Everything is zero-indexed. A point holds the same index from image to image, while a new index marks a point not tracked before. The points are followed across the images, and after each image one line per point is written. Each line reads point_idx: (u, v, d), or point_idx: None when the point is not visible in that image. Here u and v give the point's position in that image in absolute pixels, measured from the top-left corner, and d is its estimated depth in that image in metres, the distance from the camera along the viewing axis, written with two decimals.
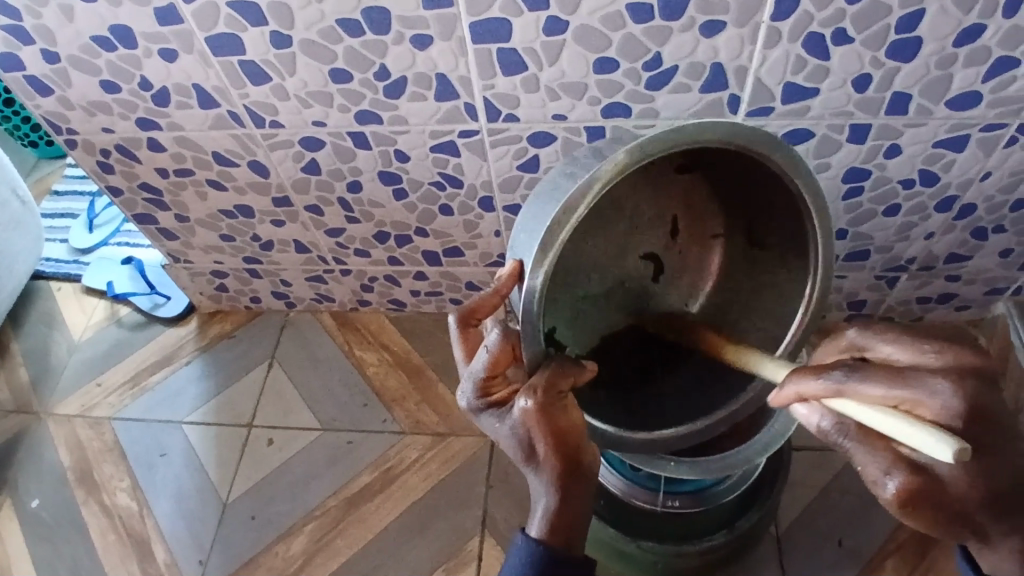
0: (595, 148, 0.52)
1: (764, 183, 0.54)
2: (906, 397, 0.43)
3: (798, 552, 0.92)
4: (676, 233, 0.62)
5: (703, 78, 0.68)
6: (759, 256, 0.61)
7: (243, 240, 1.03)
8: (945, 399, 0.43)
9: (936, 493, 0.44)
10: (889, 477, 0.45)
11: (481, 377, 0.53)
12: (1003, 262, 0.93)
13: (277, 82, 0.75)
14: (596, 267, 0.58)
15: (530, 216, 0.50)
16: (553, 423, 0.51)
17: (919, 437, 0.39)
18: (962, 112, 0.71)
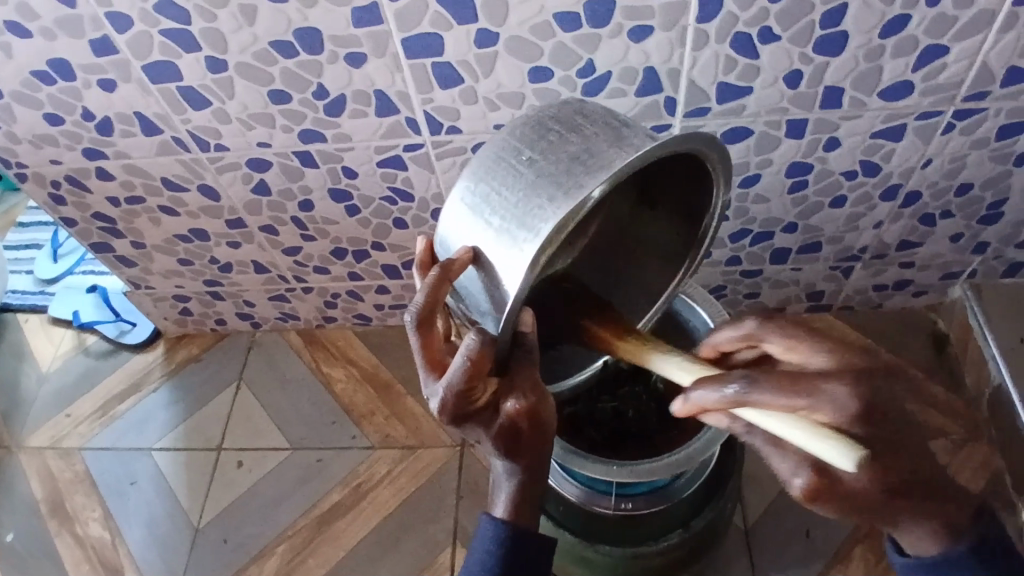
0: (542, 126, 0.51)
1: (694, 172, 0.55)
2: (803, 404, 0.44)
3: (766, 543, 0.93)
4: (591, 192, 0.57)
5: (638, 82, 0.69)
6: (671, 220, 0.60)
7: (201, 263, 1.03)
8: (841, 402, 0.43)
9: (843, 492, 0.45)
10: (797, 474, 0.46)
11: (462, 386, 0.47)
12: (954, 247, 0.94)
13: (217, 106, 0.75)
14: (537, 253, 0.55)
15: (483, 204, 0.49)
16: (535, 412, 0.51)
17: (825, 448, 0.42)
18: (896, 102, 0.72)
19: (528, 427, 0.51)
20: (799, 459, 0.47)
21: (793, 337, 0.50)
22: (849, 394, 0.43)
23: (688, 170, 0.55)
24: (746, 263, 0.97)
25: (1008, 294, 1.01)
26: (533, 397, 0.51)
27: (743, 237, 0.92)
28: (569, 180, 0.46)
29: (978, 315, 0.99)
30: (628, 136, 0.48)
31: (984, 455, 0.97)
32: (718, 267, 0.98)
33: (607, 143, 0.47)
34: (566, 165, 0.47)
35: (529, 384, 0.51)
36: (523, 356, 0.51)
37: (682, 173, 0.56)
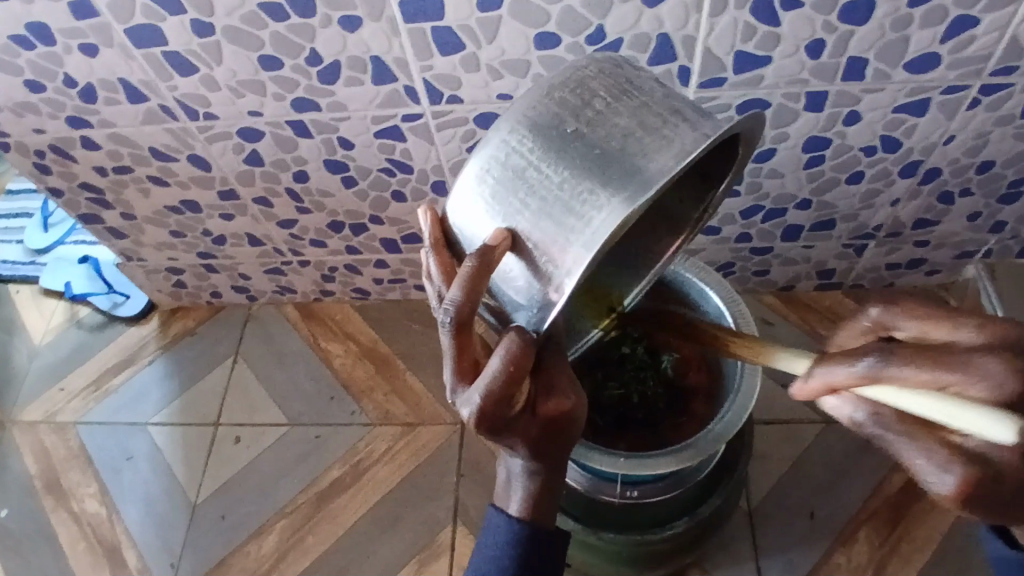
0: (582, 93, 0.45)
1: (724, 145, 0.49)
2: (951, 380, 0.36)
3: (770, 525, 0.92)
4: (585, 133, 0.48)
5: (650, 50, 0.65)
6: (696, 187, 0.54)
7: (194, 235, 1.00)
8: (999, 375, 0.35)
9: (1001, 483, 0.37)
10: (938, 472, 0.38)
11: (502, 394, 0.45)
12: (972, 226, 0.91)
13: (205, 72, 0.71)
14: None
15: (516, 182, 0.44)
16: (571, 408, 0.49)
17: (969, 414, 0.34)
18: (920, 75, 0.69)
19: (567, 426, 0.50)
20: (944, 450, 0.38)
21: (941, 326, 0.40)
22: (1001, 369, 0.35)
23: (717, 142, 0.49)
24: (757, 240, 0.94)
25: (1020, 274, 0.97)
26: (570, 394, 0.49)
27: (755, 214, 0.89)
28: (626, 169, 0.42)
29: (992, 294, 0.95)
30: (682, 112, 0.44)
31: None
32: (727, 244, 0.95)
33: (660, 122, 0.43)
34: (619, 150, 0.43)
35: (568, 383, 0.49)
36: (553, 350, 0.50)
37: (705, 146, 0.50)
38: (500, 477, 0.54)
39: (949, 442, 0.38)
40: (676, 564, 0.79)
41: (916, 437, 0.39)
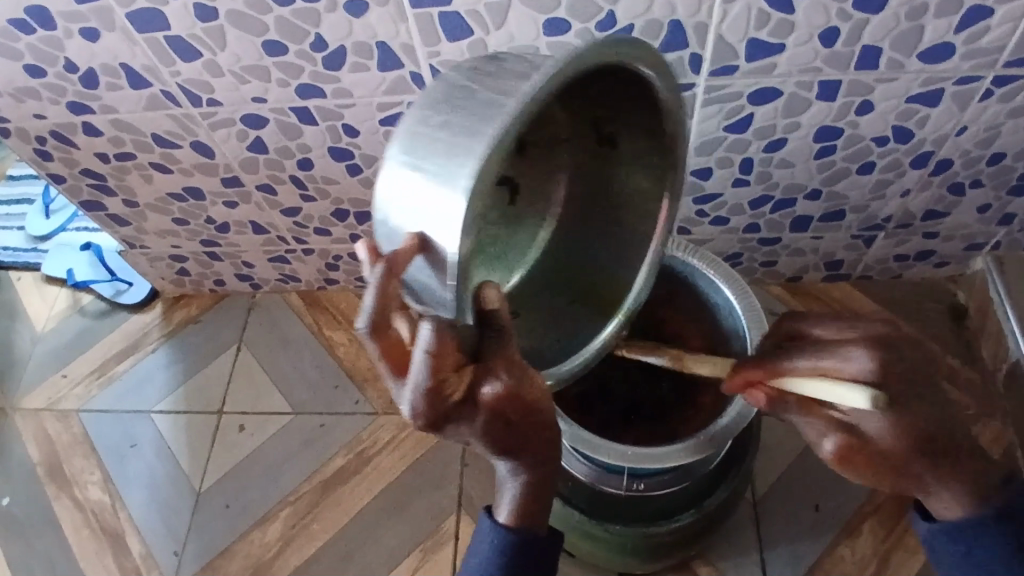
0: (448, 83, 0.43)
1: (627, 81, 0.46)
2: (828, 366, 0.53)
3: (775, 517, 0.92)
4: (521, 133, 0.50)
5: (661, 37, 0.64)
6: (646, 145, 0.53)
7: (197, 222, 0.99)
8: (859, 362, 0.52)
9: (867, 447, 0.55)
10: (826, 440, 0.56)
11: (429, 385, 0.42)
12: (982, 218, 0.90)
13: (208, 57, 0.70)
14: (495, 220, 0.53)
15: (400, 187, 0.41)
16: (517, 399, 0.46)
17: (844, 392, 0.49)
18: (935, 65, 0.67)
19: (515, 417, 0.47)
20: (825, 423, 0.55)
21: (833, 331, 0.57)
22: (868, 362, 0.52)
23: (641, 99, 0.49)
24: (765, 231, 0.93)
25: None
26: (514, 383, 0.45)
27: (764, 204, 0.88)
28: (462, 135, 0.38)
29: (999, 287, 0.95)
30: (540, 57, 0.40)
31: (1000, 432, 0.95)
32: (735, 234, 0.94)
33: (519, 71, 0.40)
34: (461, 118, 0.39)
35: (506, 363, 0.45)
36: (498, 335, 0.44)
37: (632, 108, 0.50)
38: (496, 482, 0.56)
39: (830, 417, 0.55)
40: (681, 556, 0.79)
41: (808, 415, 0.56)
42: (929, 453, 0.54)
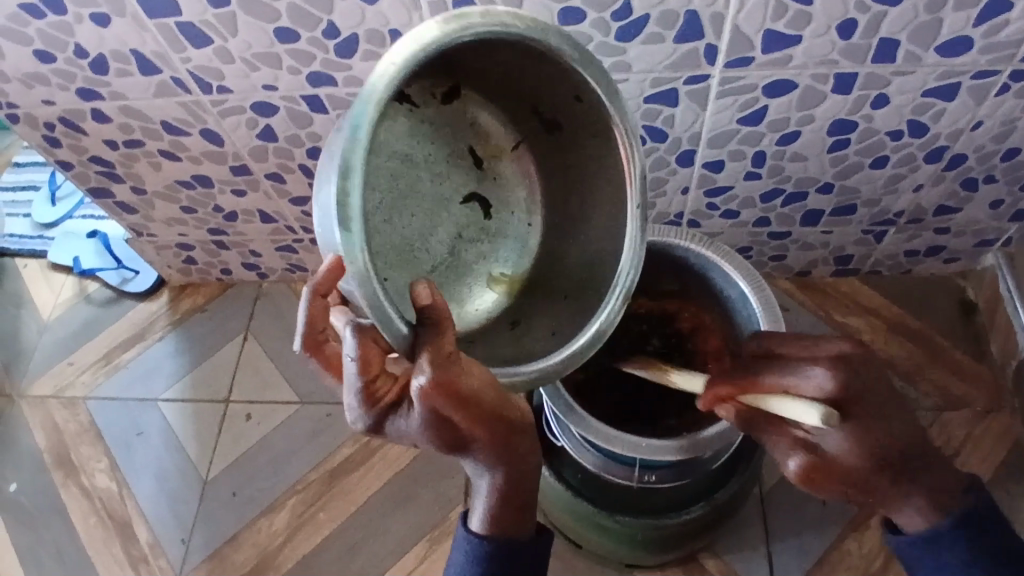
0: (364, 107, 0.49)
1: (512, 50, 0.49)
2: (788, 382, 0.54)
3: (782, 511, 0.92)
4: (466, 148, 0.57)
5: (677, 27, 0.64)
6: (580, 117, 0.54)
7: (205, 211, 0.99)
8: (819, 379, 0.52)
9: (835, 465, 0.54)
10: (788, 457, 0.55)
11: (361, 386, 0.46)
12: (994, 213, 0.90)
13: (219, 44, 0.69)
14: (466, 229, 0.57)
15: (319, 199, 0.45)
16: (450, 394, 0.46)
17: (801, 409, 0.49)
18: (953, 58, 0.67)
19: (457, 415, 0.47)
20: (792, 441, 0.55)
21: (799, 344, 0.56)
22: (828, 379, 0.52)
23: (543, 68, 0.51)
24: (775, 225, 0.93)
25: None
26: (447, 379, 0.45)
27: (775, 198, 0.87)
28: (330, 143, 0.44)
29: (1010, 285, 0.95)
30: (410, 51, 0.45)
31: (1009, 428, 0.95)
32: (745, 228, 0.94)
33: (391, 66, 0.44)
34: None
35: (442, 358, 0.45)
36: (429, 330, 0.45)
37: (540, 78, 0.52)
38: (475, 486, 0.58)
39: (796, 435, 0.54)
40: (690, 548, 0.79)
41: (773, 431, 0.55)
42: (891, 469, 0.54)
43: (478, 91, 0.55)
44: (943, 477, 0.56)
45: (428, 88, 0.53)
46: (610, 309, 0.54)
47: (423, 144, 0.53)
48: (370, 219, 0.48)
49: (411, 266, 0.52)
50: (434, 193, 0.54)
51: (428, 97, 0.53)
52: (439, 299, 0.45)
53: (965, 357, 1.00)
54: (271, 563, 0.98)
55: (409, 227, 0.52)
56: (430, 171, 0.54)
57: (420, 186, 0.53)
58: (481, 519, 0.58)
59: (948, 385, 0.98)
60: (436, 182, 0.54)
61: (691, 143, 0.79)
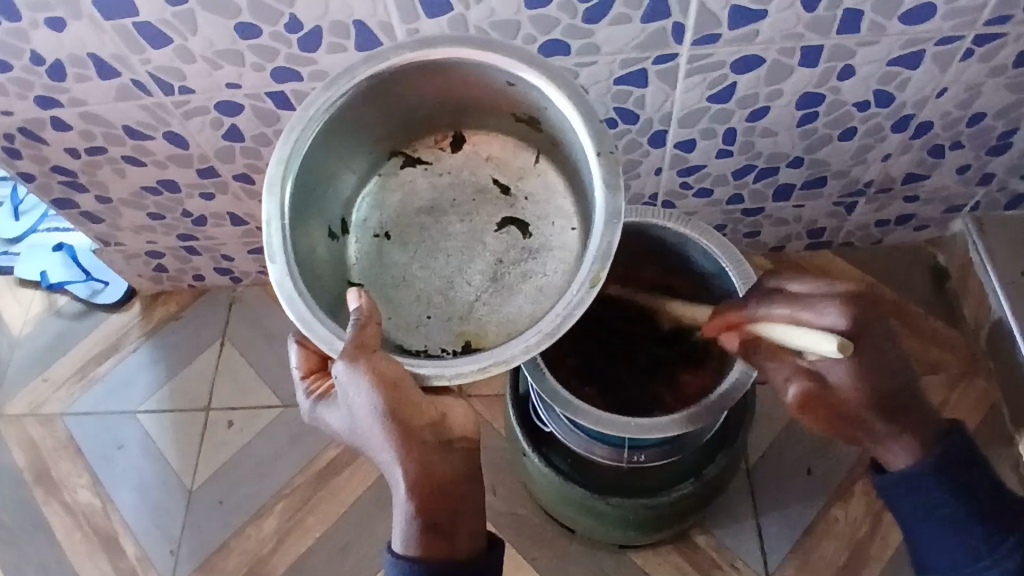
0: (385, 184, 0.66)
1: (425, 72, 0.58)
2: (802, 316, 0.54)
3: (769, 484, 0.93)
4: (490, 181, 0.66)
5: (644, 7, 0.64)
6: (533, 107, 0.59)
7: (173, 216, 0.97)
8: (831, 316, 0.53)
9: (833, 394, 0.56)
10: (791, 384, 0.57)
11: (303, 380, 0.58)
12: (961, 179, 0.91)
13: (179, 43, 0.68)
14: (495, 250, 0.64)
15: (353, 264, 0.64)
16: (379, 377, 0.50)
17: (812, 339, 0.50)
18: (916, 26, 0.68)
19: (384, 399, 0.50)
20: (792, 368, 0.57)
21: (811, 284, 0.56)
22: (840, 317, 0.53)
23: (467, 74, 0.58)
24: (749, 202, 0.94)
25: (1011, 227, 0.98)
26: (368, 366, 0.50)
27: (747, 173, 0.88)
28: (338, 215, 0.64)
29: (979, 248, 0.97)
30: (348, 123, 0.59)
31: (983, 388, 0.98)
32: (719, 206, 0.95)
33: (337, 134, 0.59)
34: (358, 211, 0.65)
35: (363, 346, 0.51)
36: (356, 326, 0.52)
37: (482, 90, 0.60)
38: (394, 523, 0.53)
39: (799, 364, 0.56)
40: (680, 526, 0.80)
41: (775, 358, 0.57)
42: (891, 412, 0.56)
43: (482, 129, 0.65)
44: (927, 419, 0.57)
45: (438, 144, 0.67)
46: (577, 289, 0.51)
47: (445, 193, 0.66)
48: (406, 271, 0.64)
49: (454, 301, 0.62)
50: (465, 230, 0.64)
51: (440, 152, 0.66)
52: (363, 301, 0.53)
53: (938, 323, 1.01)
54: (263, 568, 0.97)
55: (446, 265, 0.63)
56: (457, 213, 0.65)
57: (448, 229, 0.65)
58: (409, 536, 0.52)
59: None
60: (465, 221, 0.65)
61: (662, 123, 0.79)
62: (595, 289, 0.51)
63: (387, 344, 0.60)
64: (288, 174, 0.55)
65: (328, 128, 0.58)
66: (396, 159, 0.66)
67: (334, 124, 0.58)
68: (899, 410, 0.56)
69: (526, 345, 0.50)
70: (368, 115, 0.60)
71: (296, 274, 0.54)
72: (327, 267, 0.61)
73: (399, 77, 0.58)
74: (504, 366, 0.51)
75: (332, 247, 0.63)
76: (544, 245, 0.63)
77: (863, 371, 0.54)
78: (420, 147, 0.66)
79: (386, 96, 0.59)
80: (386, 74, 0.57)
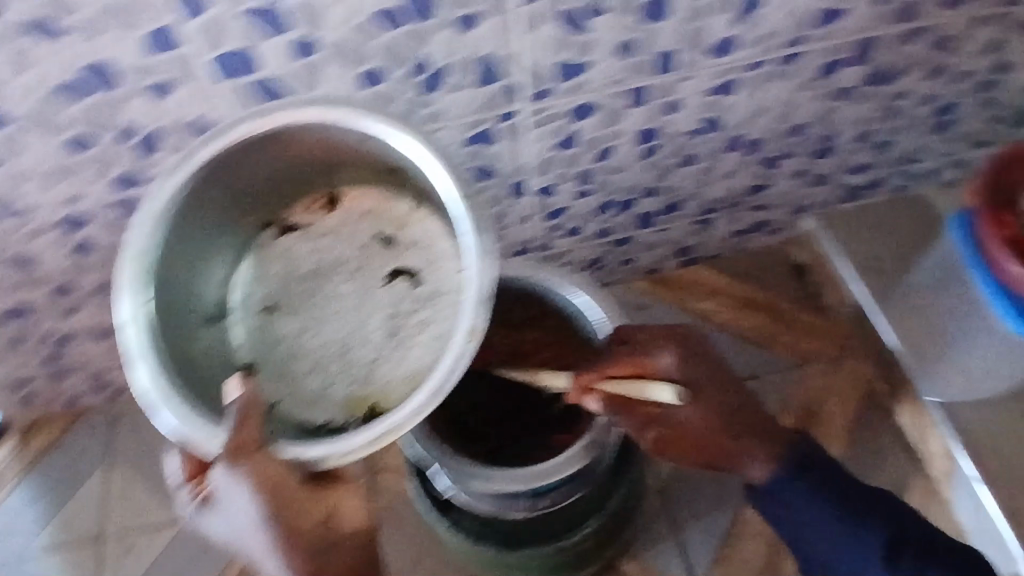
0: (263, 256, 0.68)
1: (273, 145, 0.59)
2: (643, 367, 0.65)
3: (684, 499, 0.95)
4: (372, 236, 0.67)
5: (474, 74, 0.69)
6: (389, 159, 0.61)
7: (33, 342, 0.91)
8: (666, 363, 0.66)
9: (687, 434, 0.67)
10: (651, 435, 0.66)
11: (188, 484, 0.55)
12: (800, 183, 0.99)
13: (10, 165, 0.66)
14: (385, 305, 0.65)
15: (244, 342, 0.66)
16: (261, 477, 0.50)
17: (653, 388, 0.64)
18: (724, 59, 0.75)
19: (267, 501, 0.50)
20: (652, 423, 0.65)
21: (643, 336, 0.67)
22: (670, 363, 0.66)
23: (316, 138, 0.60)
24: (617, 233, 0.99)
25: (852, 217, 1.05)
26: (250, 467, 0.50)
27: (610, 208, 0.93)
28: (215, 297, 0.66)
29: (826, 242, 1.05)
30: (203, 206, 0.60)
31: (859, 369, 1.05)
32: (590, 242, 0.99)
33: (192, 220, 0.60)
34: (240, 288, 0.67)
35: (247, 443, 0.50)
36: (238, 421, 0.51)
37: (338, 150, 0.62)
38: None
39: (654, 415, 0.65)
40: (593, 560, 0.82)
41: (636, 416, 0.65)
42: (735, 434, 0.68)
43: (353, 184, 0.67)
44: (767, 434, 0.71)
45: (312, 206, 0.68)
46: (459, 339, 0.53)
47: (327, 255, 0.67)
48: (299, 340, 0.65)
49: (354, 362, 0.64)
50: (353, 290, 0.66)
51: (315, 214, 0.68)
52: (243, 390, 0.51)
53: (806, 315, 1.08)
54: None
55: (339, 329, 0.65)
56: (343, 273, 0.66)
57: (336, 291, 0.66)
58: None
59: (802, 345, 1.07)
60: (352, 281, 0.66)
61: (518, 175, 0.83)
62: (474, 341, 0.52)
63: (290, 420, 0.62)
64: (149, 279, 0.56)
65: (184, 220, 0.59)
66: (271, 230, 0.68)
67: (187, 212, 0.59)
68: (742, 431, 0.69)
69: (415, 406, 0.51)
70: (225, 193, 0.62)
71: (170, 374, 0.55)
72: (209, 356, 0.63)
73: (244, 156, 0.59)
74: (398, 433, 0.51)
75: (213, 333, 0.65)
76: (435, 292, 0.65)
77: (705, 408, 0.67)
78: (292, 212, 0.68)
79: (237, 173, 0.60)
80: (231, 155, 0.58)
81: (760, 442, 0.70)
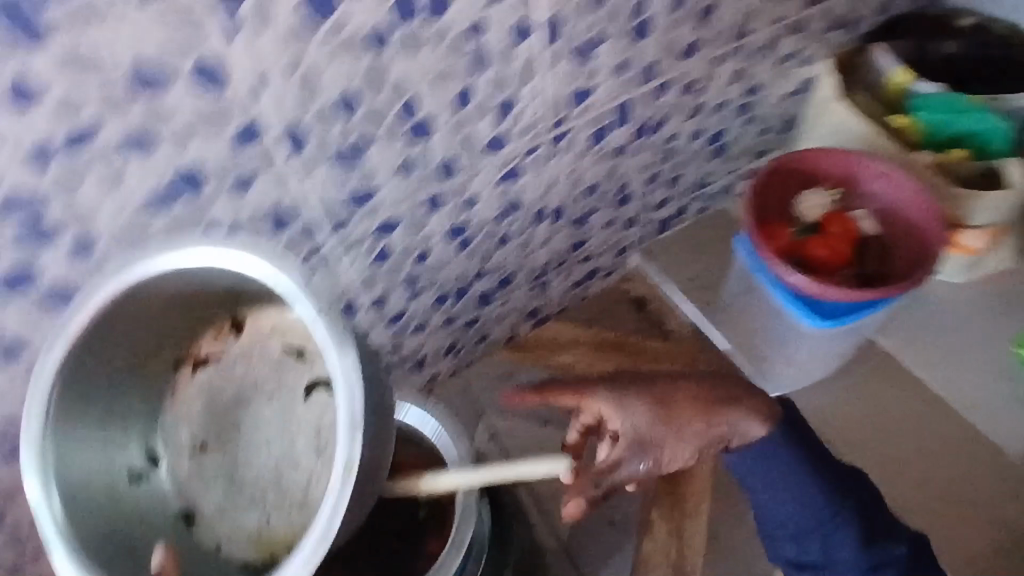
0: (185, 393, 0.63)
1: (140, 290, 0.54)
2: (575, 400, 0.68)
3: (586, 550, 1.01)
4: (282, 348, 0.60)
5: (264, 226, 0.71)
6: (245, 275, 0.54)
7: None
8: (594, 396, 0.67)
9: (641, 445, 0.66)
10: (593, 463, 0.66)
11: None
12: (613, 230, 1.08)
13: None
14: (304, 423, 0.57)
15: (185, 488, 0.61)
16: None
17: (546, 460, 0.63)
18: (501, 152, 0.81)
19: None
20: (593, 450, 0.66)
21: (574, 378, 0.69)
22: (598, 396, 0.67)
23: (180, 273, 0.54)
24: (462, 318, 1.03)
25: (670, 245, 1.16)
26: None
27: (446, 299, 0.97)
28: (140, 450, 0.61)
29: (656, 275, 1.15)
30: (85, 369, 0.55)
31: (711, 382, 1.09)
32: (440, 333, 1.02)
33: (75, 389, 0.54)
34: (172, 432, 0.62)
35: None
36: None
37: (203, 277, 0.55)
38: None
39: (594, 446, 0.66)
40: None
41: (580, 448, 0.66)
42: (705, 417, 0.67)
43: (251, 299, 0.60)
44: (745, 402, 0.69)
45: (219, 330, 0.63)
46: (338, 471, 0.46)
47: (245, 380, 0.61)
48: (236, 476, 0.60)
49: (290, 491, 0.57)
50: (273, 414, 0.59)
51: (224, 339, 0.63)
52: None
53: (656, 343, 1.12)
54: None
55: (271, 457, 0.58)
56: (263, 396, 0.60)
57: (258, 417, 0.60)
58: None
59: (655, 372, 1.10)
60: (272, 401, 0.59)
61: (344, 298, 0.85)
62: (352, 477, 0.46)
63: (233, 565, 0.59)
64: (45, 479, 0.51)
65: (66, 396, 0.54)
66: (186, 366, 0.63)
67: (67, 385, 0.53)
68: (712, 415, 0.67)
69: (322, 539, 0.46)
70: (105, 348, 0.56)
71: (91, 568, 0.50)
72: (147, 518, 0.59)
73: (113, 310, 0.53)
74: None
75: (145, 492, 0.60)
76: None
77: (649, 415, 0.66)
78: (200, 341, 0.63)
79: (111, 328, 0.55)
80: (95, 313, 0.52)
81: (740, 409, 0.68)
